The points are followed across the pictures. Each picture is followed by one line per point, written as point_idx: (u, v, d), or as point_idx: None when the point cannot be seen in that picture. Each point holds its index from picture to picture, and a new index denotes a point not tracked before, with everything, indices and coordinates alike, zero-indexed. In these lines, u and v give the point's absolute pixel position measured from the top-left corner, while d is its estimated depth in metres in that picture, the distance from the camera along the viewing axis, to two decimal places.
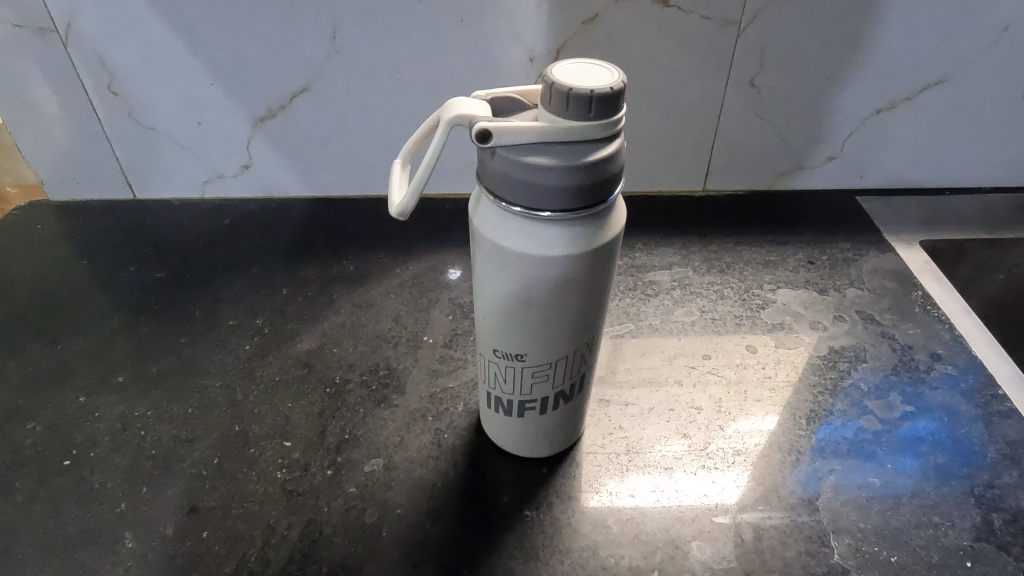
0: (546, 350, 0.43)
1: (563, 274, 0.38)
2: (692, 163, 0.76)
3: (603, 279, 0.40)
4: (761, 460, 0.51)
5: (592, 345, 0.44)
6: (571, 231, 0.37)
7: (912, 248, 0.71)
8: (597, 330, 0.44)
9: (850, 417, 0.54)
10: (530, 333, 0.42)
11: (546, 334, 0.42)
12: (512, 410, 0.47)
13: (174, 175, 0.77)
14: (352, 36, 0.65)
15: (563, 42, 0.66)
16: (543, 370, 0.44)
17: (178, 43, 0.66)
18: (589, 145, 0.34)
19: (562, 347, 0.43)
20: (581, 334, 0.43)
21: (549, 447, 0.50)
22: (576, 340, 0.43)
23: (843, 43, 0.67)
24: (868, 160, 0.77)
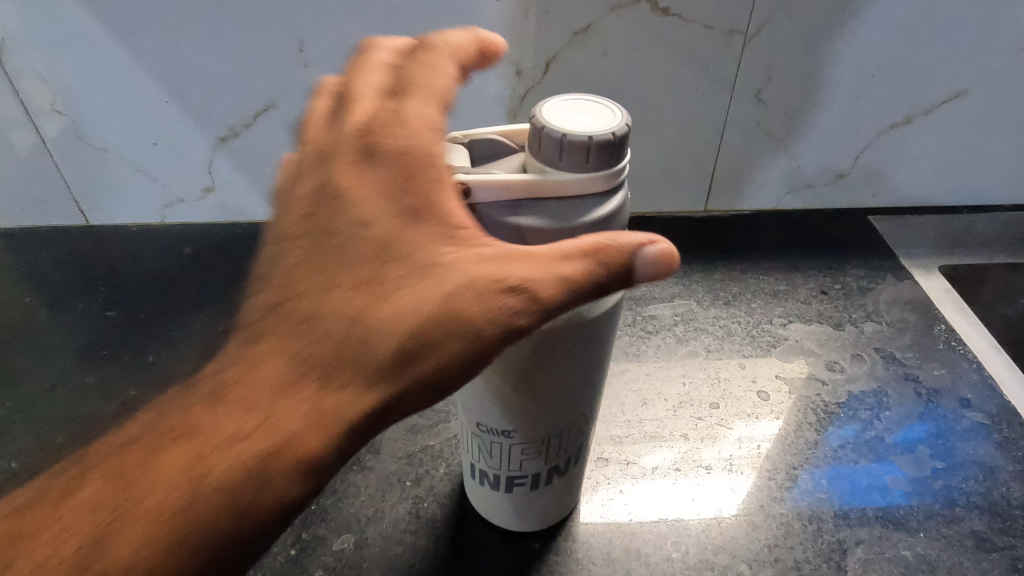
0: (536, 426, 0.37)
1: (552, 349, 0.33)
2: (694, 183, 0.70)
3: (601, 352, 0.35)
4: (778, 530, 0.45)
5: (588, 421, 0.39)
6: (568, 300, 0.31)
7: (930, 275, 0.66)
8: (594, 403, 0.38)
9: (858, 456, 0.50)
10: (518, 408, 0.36)
11: (536, 410, 0.36)
12: (498, 484, 0.41)
13: (130, 199, 0.70)
14: (319, 49, 0.59)
15: (552, 55, 0.60)
16: (531, 448, 0.38)
17: (127, 56, 0.59)
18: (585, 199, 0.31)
19: (552, 423, 0.37)
20: (575, 410, 0.37)
21: (541, 521, 0.44)
22: (569, 417, 0.37)
23: (858, 54, 0.61)
24: (881, 178, 0.71)
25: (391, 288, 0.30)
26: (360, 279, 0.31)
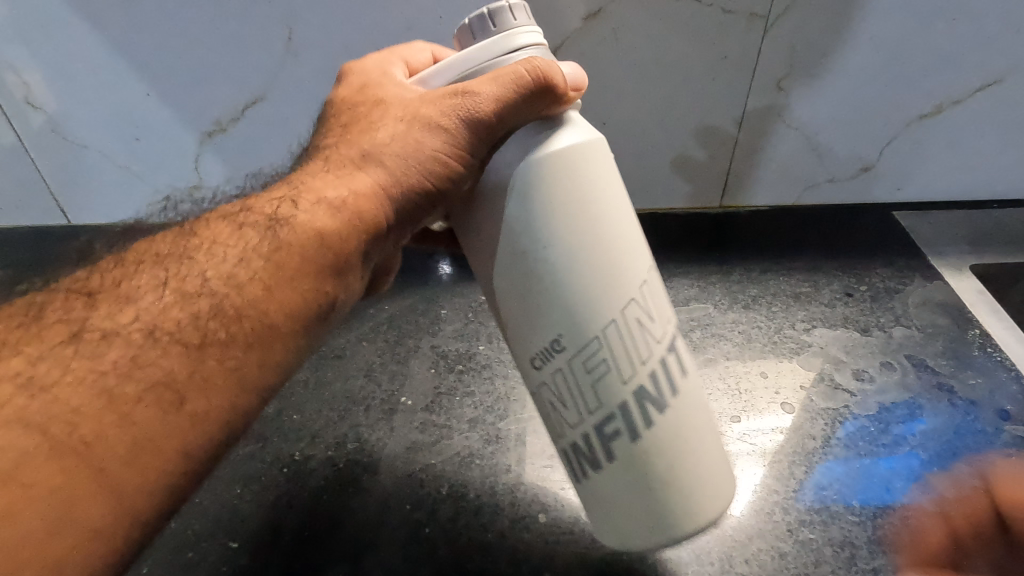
0: (584, 322, 0.32)
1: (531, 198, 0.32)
2: (708, 177, 0.67)
3: (598, 180, 0.33)
4: (808, 557, 0.41)
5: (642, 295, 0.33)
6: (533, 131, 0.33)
7: (962, 275, 0.62)
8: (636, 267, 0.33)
9: (861, 454, 0.47)
10: (557, 300, 0.32)
11: (569, 290, 0.32)
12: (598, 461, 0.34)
13: (113, 200, 0.67)
14: (310, 36, 0.55)
15: (559, 42, 0.56)
16: (599, 360, 0.32)
17: (103, 46, 0.56)
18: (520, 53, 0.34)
19: (594, 302, 0.32)
20: (611, 274, 0.32)
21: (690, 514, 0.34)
22: (610, 291, 0.32)
23: (888, 39, 0.57)
24: (908, 171, 0.67)
25: (368, 122, 0.37)
26: (351, 124, 0.37)
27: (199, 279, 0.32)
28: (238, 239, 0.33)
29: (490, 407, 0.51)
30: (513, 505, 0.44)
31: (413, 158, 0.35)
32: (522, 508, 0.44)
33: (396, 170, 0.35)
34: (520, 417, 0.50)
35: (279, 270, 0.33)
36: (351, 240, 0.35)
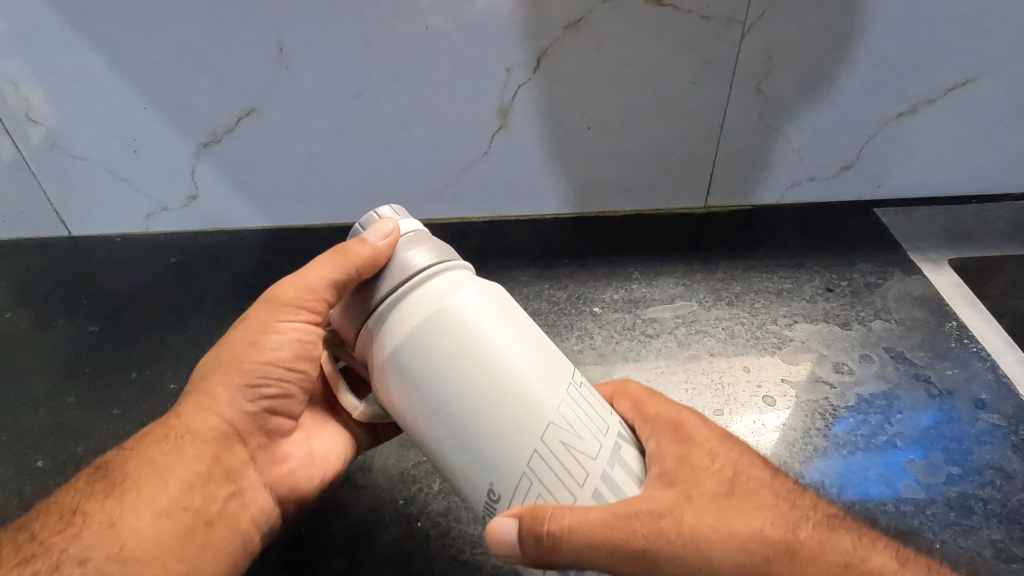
0: (500, 470, 0.33)
1: (415, 369, 0.34)
2: (692, 179, 0.68)
3: (482, 336, 0.34)
4: None
5: (562, 418, 0.33)
6: (406, 303, 0.35)
7: (940, 269, 0.64)
8: (544, 393, 0.33)
9: (841, 446, 0.49)
10: (466, 452, 0.33)
11: (472, 439, 0.33)
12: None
13: (113, 210, 0.68)
14: (300, 49, 0.57)
15: (543, 50, 0.58)
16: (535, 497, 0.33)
17: (100, 62, 0.57)
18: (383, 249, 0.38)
19: (498, 446, 0.33)
20: (512, 412, 0.33)
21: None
22: (517, 428, 0.32)
23: (862, 43, 0.59)
24: (887, 169, 0.69)
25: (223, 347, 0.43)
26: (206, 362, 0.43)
27: (31, 542, 0.34)
28: (75, 499, 0.36)
29: None
30: None
31: (230, 366, 0.41)
32: None
33: (218, 381, 0.41)
34: None
35: (118, 506, 0.35)
36: (191, 457, 0.38)
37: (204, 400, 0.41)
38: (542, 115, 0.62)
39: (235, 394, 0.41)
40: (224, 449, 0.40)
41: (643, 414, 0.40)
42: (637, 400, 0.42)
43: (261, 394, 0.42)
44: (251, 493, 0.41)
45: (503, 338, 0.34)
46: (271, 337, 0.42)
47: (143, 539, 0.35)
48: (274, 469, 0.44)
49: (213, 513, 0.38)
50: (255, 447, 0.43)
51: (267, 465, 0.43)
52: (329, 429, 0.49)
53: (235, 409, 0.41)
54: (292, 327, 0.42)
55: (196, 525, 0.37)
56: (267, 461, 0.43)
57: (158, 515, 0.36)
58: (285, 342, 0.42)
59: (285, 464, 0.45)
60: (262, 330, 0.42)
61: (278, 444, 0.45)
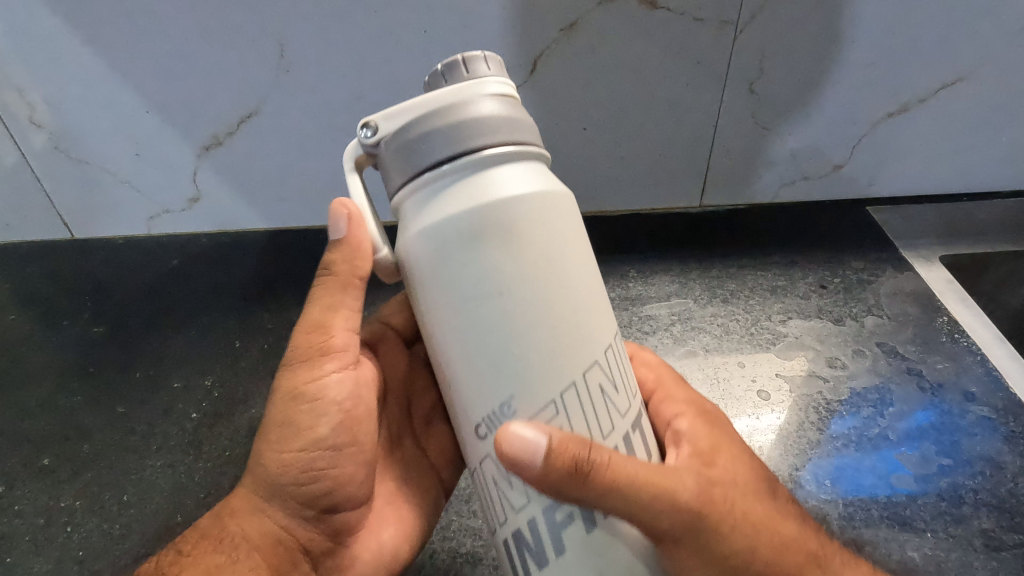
0: (537, 383, 0.31)
1: (472, 250, 0.31)
2: (687, 179, 0.69)
3: (550, 257, 0.31)
4: None
5: (603, 361, 0.33)
6: (481, 178, 0.31)
7: (931, 266, 0.66)
8: (594, 335, 0.33)
9: (835, 441, 0.49)
10: (497, 354, 0.31)
11: (506, 343, 0.31)
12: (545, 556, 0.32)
13: (116, 213, 0.69)
14: (301, 52, 0.58)
15: (540, 52, 0.59)
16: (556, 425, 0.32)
17: (103, 66, 0.58)
18: (480, 111, 0.32)
19: (535, 364, 0.31)
20: (566, 339, 0.31)
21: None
22: (563, 359, 0.31)
23: (852, 44, 0.60)
24: (880, 167, 0.70)
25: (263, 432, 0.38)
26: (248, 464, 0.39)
27: None
28: None
29: None
30: None
31: (271, 467, 0.37)
32: None
33: (262, 482, 0.38)
34: None
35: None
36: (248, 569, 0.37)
37: (256, 502, 0.38)
38: (539, 116, 0.63)
39: (284, 500, 0.38)
40: (282, 566, 0.38)
41: (668, 394, 0.45)
42: (659, 375, 0.47)
43: (313, 494, 0.38)
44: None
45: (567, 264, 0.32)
46: (307, 410, 0.37)
47: None
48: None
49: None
50: (317, 552, 0.39)
51: (331, 573, 0.40)
52: (404, 509, 0.44)
53: (288, 516, 0.38)
54: (332, 382, 0.38)
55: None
56: (331, 568, 0.40)
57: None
58: (331, 419, 0.38)
59: (352, 567, 0.40)
60: (296, 403, 0.37)
61: (346, 547, 0.41)
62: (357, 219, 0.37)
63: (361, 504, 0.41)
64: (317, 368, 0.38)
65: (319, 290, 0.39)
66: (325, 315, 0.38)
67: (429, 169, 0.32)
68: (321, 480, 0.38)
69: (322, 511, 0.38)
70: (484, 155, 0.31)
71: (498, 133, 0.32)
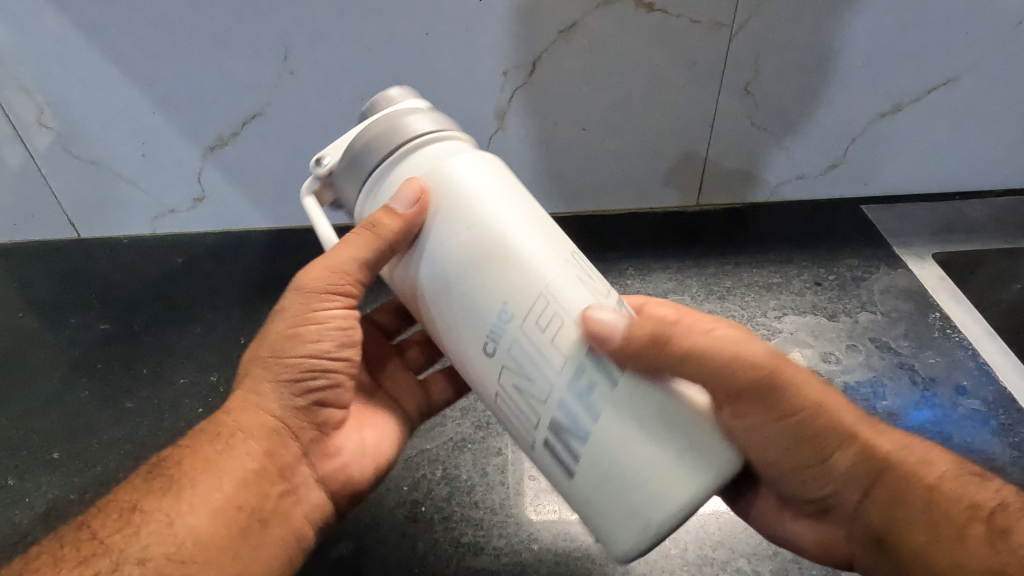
0: (519, 291, 0.33)
1: (428, 194, 0.36)
2: (684, 178, 0.70)
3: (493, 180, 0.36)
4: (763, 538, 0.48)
5: (576, 266, 0.35)
6: (420, 152, 0.37)
7: (924, 263, 0.67)
8: (557, 245, 0.35)
9: None
10: (470, 262, 0.34)
11: (480, 252, 0.34)
12: (580, 429, 0.33)
13: (122, 212, 0.70)
14: (304, 55, 0.59)
15: (539, 53, 0.60)
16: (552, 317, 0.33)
17: (110, 67, 0.59)
18: (398, 110, 0.39)
19: (511, 260, 0.34)
20: (532, 245, 0.34)
21: (706, 462, 0.32)
22: (535, 261, 0.34)
23: (845, 45, 0.61)
24: (874, 166, 0.71)
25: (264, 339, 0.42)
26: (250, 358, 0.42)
27: (92, 540, 0.35)
28: (132, 497, 0.37)
29: None
30: (503, 484, 0.50)
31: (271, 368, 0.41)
32: (513, 487, 0.50)
33: (263, 378, 0.41)
34: None
35: (176, 503, 0.36)
36: (244, 454, 0.39)
37: (252, 399, 0.41)
38: (538, 116, 0.64)
39: (281, 394, 0.41)
40: (277, 447, 0.40)
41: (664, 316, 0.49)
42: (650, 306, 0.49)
43: (307, 390, 0.42)
44: (305, 490, 0.42)
45: (512, 189, 0.36)
46: (309, 327, 0.41)
47: (200, 538, 0.36)
48: (326, 463, 0.44)
49: (267, 511, 0.39)
50: (308, 440, 0.43)
51: (319, 459, 0.43)
52: (378, 420, 0.49)
53: (283, 406, 0.41)
54: (330, 312, 0.42)
55: (251, 525, 0.38)
56: (319, 455, 0.43)
57: (216, 510, 0.37)
58: (328, 330, 0.41)
59: (336, 458, 0.44)
60: (298, 320, 0.41)
61: (330, 437, 0.45)
62: (423, 201, 0.35)
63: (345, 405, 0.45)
64: (319, 299, 0.41)
65: (353, 236, 0.39)
66: (345, 257, 0.40)
67: (377, 165, 0.38)
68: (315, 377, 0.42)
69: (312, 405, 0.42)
70: (414, 133, 0.37)
71: (418, 120, 0.38)
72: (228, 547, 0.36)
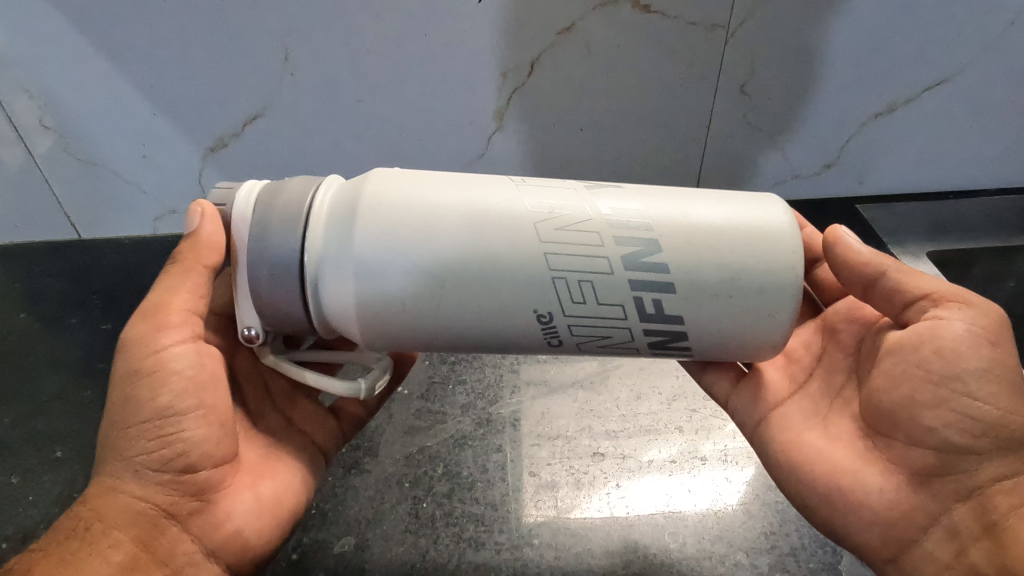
0: (533, 280, 0.36)
1: (372, 236, 0.35)
2: (682, 178, 0.71)
3: (405, 178, 0.37)
4: (764, 529, 0.49)
5: (539, 215, 0.37)
6: (328, 216, 0.37)
7: (920, 262, 0.68)
8: (503, 197, 0.37)
9: None
10: (468, 259, 0.35)
11: (470, 243, 0.36)
12: (672, 310, 0.37)
13: (122, 212, 0.71)
14: (304, 56, 0.59)
15: (537, 54, 0.60)
16: (580, 286, 0.36)
17: (110, 68, 0.59)
18: (269, 196, 0.38)
19: (500, 231, 0.36)
20: (493, 216, 0.36)
21: (776, 254, 0.36)
22: (510, 229, 0.36)
23: (839, 46, 0.61)
24: (868, 166, 0.72)
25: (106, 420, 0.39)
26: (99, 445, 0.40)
27: None
28: None
29: (480, 393, 0.57)
30: (504, 481, 0.51)
31: (123, 446, 0.38)
32: (513, 484, 0.51)
33: (113, 461, 0.38)
34: (509, 403, 0.57)
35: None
36: (110, 543, 0.36)
37: (109, 481, 0.38)
38: (536, 117, 0.65)
39: (136, 471, 0.38)
40: (148, 534, 0.37)
41: None
42: None
43: (164, 458, 0.38)
44: (196, 566, 0.38)
45: (424, 182, 0.37)
46: (144, 383, 0.38)
47: None
48: (214, 531, 0.39)
49: None
50: (185, 513, 0.39)
51: (205, 530, 0.39)
52: (282, 467, 0.45)
53: (144, 485, 0.38)
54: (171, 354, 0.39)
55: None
56: (205, 525, 0.39)
57: None
58: (169, 388, 0.38)
59: (227, 522, 0.40)
60: (135, 377, 0.39)
61: (217, 504, 0.40)
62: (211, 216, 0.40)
63: (225, 463, 0.41)
64: (154, 343, 0.39)
65: (169, 278, 0.41)
66: (166, 297, 0.40)
67: (300, 254, 0.37)
68: (168, 447, 0.38)
69: (179, 473, 0.38)
70: (308, 207, 0.37)
71: (296, 193, 0.38)
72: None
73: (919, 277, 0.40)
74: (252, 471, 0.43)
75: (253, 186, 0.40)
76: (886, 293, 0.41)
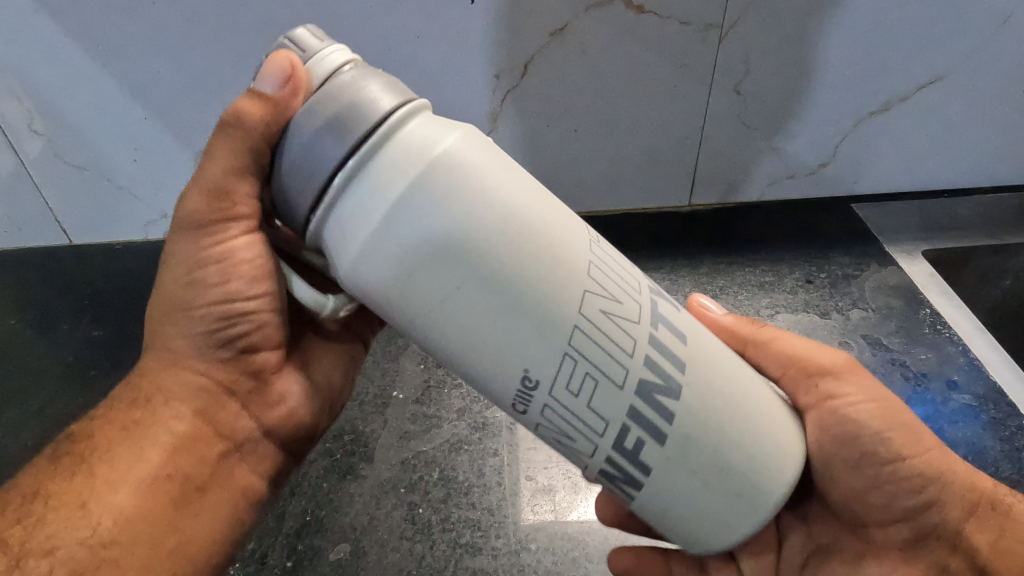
0: (539, 360, 0.32)
1: (428, 191, 0.30)
2: (678, 180, 0.71)
3: (487, 151, 0.32)
4: None
5: (589, 313, 0.32)
6: (393, 144, 0.31)
7: (914, 260, 0.70)
8: (574, 253, 0.32)
9: None
10: (512, 266, 0.31)
11: (523, 231, 0.31)
12: (672, 386, 0.34)
13: (113, 217, 0.70)
14: None
15: (529, 56, 0.60)
16: (583, 376, 0.33)
17: (99, 71, 0.58)
18: (349, 82, 0.31)
19: (551, 246, 0.32)
20: (564, 243, 0.32)
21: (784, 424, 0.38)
22: (569, 240, 0.33)
23: (833, 44, 0.61)
24: (861, 165, 0.71)
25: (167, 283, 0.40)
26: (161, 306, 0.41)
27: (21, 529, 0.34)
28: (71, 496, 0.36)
29: (477, 397, 0.57)
30: (500, 484, 0.51)
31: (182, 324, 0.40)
32: (510, 488, 0.50)
33: (176, 334, 0.40)
34: None
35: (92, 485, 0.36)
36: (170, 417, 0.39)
37: (172, 358, 0.41)
38: (531, 119, 0.65)
39: (201, 348, 0.40)
40: (209, 405, 0.41)
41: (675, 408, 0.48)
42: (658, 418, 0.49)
43: (231, 336, 0.41)
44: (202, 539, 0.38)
45: (501, 165, 0.32)
46: (213, 268, 0.39)
47: (125, 516, 0.36)
48: (269, 412, 0.44)
49: (205, 476, 0.39)
50: (244, 391, 0.42)
51: (261, 410, 0.44)
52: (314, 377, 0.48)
53: (208, 362, 0.41)
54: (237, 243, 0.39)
55: (187, 494, 0.38)
56: (260, 404, 0.44)
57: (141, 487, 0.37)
58: (245, 273, 0.40)
59: (280, 404, 0.45)
60: (197, 262, 0.39)
61: (270, 387, 0.44)
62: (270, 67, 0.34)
63: (277, 353, 0.44)
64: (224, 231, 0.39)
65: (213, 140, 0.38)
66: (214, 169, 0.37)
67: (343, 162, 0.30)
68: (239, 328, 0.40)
69: (237, 353, 0.41)
70: (387, 115, 0.31)
71: (382, 94, 0.31)
72: (158, 517, 0.37)
73: (782, 341, 0.45)
74: (298, 362, 0.48)
75: (339, 52, 0.33)
76: (763, 352, 0.45)
